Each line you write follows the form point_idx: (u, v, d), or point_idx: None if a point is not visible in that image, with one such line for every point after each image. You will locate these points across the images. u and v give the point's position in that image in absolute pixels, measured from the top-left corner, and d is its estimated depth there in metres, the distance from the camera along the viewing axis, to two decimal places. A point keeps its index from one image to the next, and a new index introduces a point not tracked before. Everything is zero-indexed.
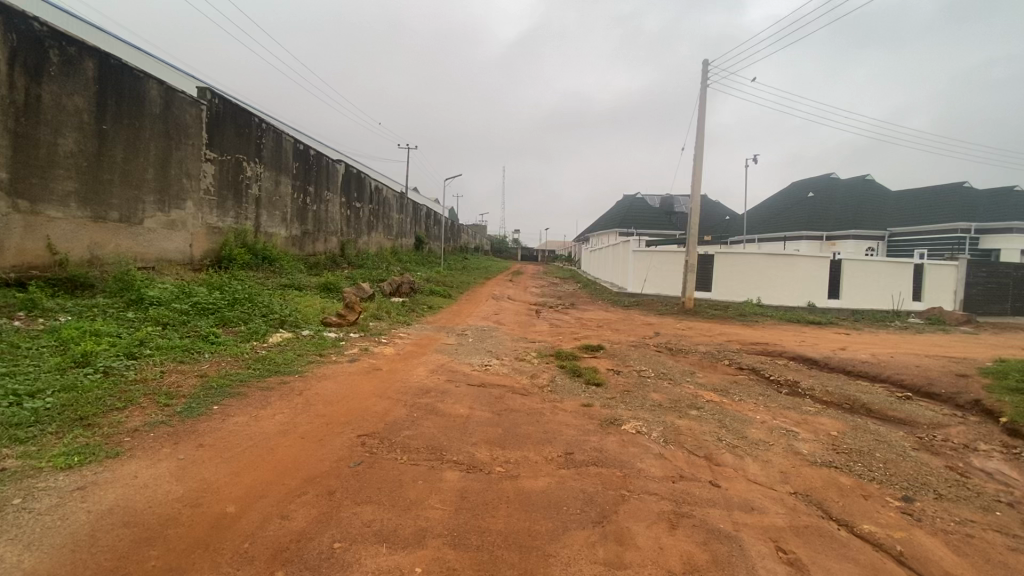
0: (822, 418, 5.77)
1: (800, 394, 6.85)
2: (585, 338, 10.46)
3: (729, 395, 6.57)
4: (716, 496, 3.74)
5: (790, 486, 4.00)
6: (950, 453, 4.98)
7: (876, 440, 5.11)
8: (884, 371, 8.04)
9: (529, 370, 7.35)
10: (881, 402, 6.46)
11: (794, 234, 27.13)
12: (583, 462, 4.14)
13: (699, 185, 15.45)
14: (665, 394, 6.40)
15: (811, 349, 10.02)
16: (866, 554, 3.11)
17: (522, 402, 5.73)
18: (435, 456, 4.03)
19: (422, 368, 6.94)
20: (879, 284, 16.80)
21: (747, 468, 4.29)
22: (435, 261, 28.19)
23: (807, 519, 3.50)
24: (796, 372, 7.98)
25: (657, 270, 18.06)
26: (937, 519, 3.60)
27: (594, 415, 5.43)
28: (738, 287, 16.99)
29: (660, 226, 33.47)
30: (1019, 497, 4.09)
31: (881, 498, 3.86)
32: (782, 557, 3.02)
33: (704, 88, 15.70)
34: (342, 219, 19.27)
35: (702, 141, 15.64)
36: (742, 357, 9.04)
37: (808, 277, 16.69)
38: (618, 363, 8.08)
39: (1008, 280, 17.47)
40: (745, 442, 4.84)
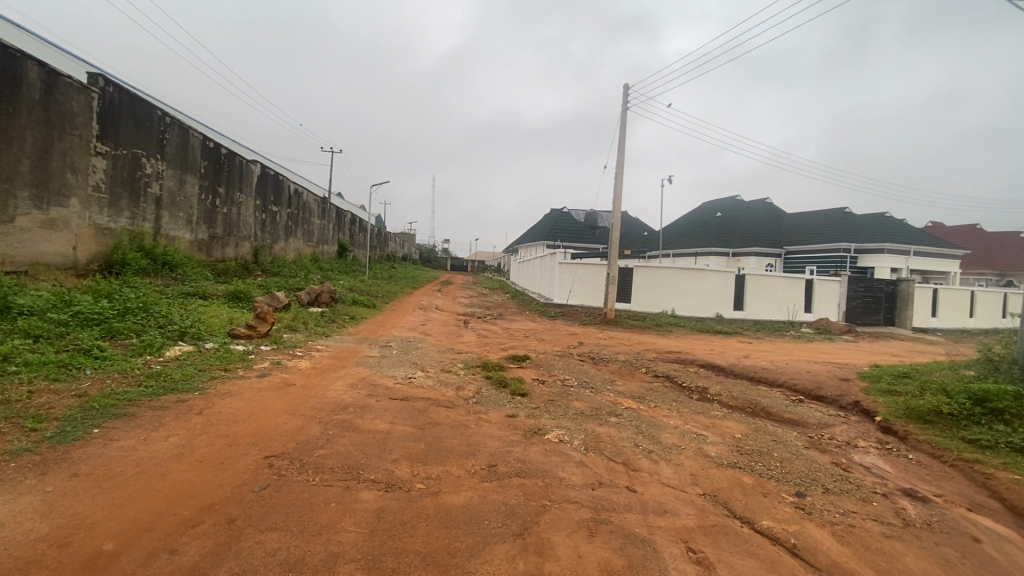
0: (728, 421, 6.19)
1: (709, 400, 7.31)
2: (511, 348, 10.52)
3: (646, 402, 6.87)
4: (633, 501, 3.87)
5: (699, 488, 4.22)
6: (835, 450, 5.52)
7: (774, 440, 5.55)
8: (781, 377, 8.80)
9: (454, 381, 7.26)
10: (778, 405, 7.05)
11: (704, 250, 29.17)
12: (506, 474, 4.13)
13: (620, 201, 16.22)
14: (587, 402, 6.56)
15: (719, 357, 10.78)
16: (764, 549, 3.34)
17: (446, 415, 5.62)
18: (351, 475, 3.84)
19: (341, 383, 6.61)
20: (777, 297, 18.47)
21: (661, 472, 4.49)
22: (359, 270, 27.21)
23: (714, 518, 3.71)
24: (706, 379, 8.50)
25: (581, 282, 18.62)
26: (825, 511, 3.96)
27: (518, 426, 5.45)
28: (655, 299, 17.92)
29: (585, 240, 34.65)
30: (891, 488, 4.61)
31: (778, 495, 4.18)
32: (691, 557, 3.17)
33: (625, 109, 16.58)
34: (256, 223, 18.07)
35: (622, 159, 16.46)
36: (658, 365, 9.51)
37: (716, 290, 18.00)
38: (543, 373, 8.19)
39: (882, 294, 19.89)
40: (660, 447, 5.06)
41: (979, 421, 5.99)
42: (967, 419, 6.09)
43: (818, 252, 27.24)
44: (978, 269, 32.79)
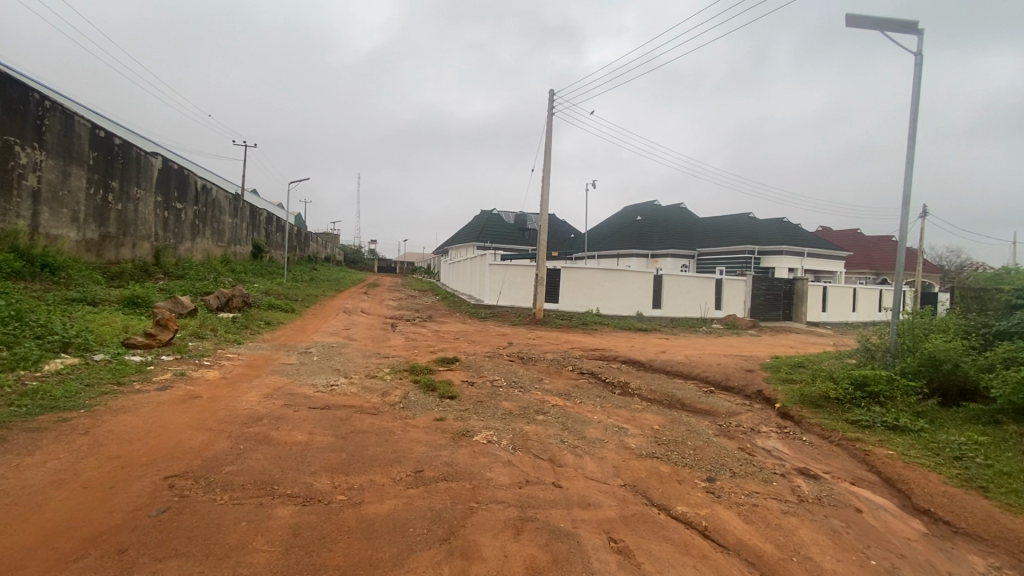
0: (647, 414, 6.52)
1: (630, 394, 7.64)
2: (440, 351, 10.40)
3: (572, 399, 7.06)
4: (558, 496, 3.95)
5: (620, 479, 4.40)
6: (741, 436, 5.99)
7: (688, 430, 5.91)
8: (695, 370, 9.41)
9: (380, 387, 7.05)
10: (692, 397, 7.52)
11: (626, 252, 30.53)
12: (432, 478, 4.07)
13: (546, 203, 16.58)
14: (515, 402, 6.63)
15: (639, 353, 11.32)
16: (679, 533, 3.54)
17: (370, 422, 5.44)
18: (265, 491, 3.60)
19: (254, 393, 6.19)
20: (691, 296, 19.75)
21: (585, 466, 4.63)
22: (278, 272, 25.69)
23: (634, 507, 3.88)
24: (628, 374, 8.89)
25: (510, 283, 18.80)
26: (732, 493, 4.28)
27: (446, 429, 5.39)
28: (581, 298, 18.48)
29: (514, 241, 35.03)
30: (788, 468, 5.07)
31: (691, 481, 4.46)
32: (613, 547, 3.30)
33: (551, 114, 17.00)
34: (158, 221, 16.51)
35: (549, 163, 16.86)
36: (584, 362, 9.81)
37: (637, 289, 18.91)
38: (472, 374, 8.17)
39: (781, 292, 21.87)
40: (584, 442, 5.22)
41: (859, 404, 6.75)
42: (850, 402, 6.84)
43: (727, 254, 29.45)
44: (859, 270, 37.03)
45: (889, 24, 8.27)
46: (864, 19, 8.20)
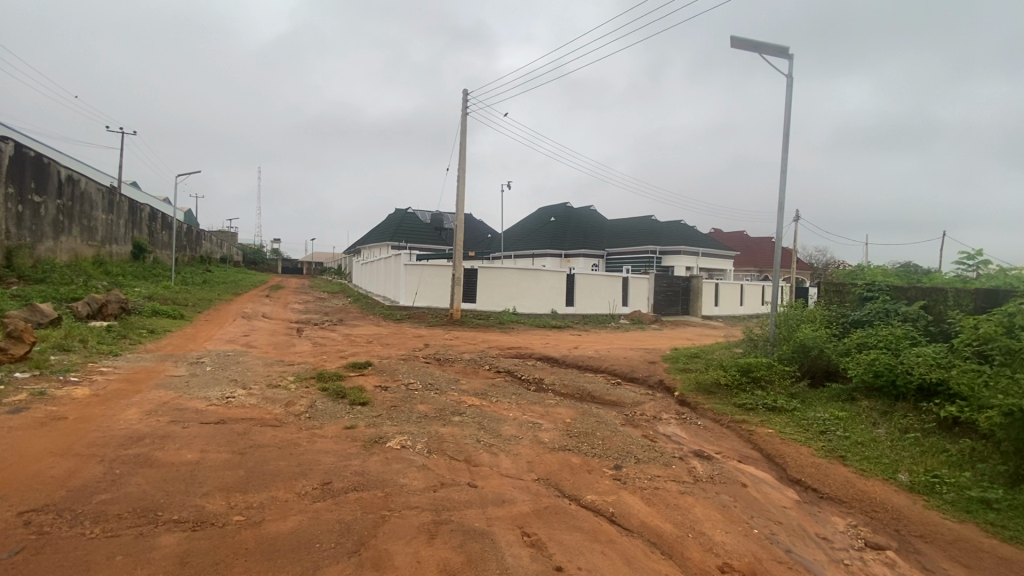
0: (560, 408, 6.74)
1: (544, 390, 7.85)
2: (352, 355, 9.98)
3: (487, 398, 7.11)
4: (473, 496, 3.97)
5: (534, 474, 4.51)
6: (645, 424, 6.40)
7: (598, 421, 6.19)
8: (604, 363, 9.89)
9: (283, 396, 6.60)
10: (602, 389, 7.89)
11: (541, 251, 31.34)
12: (341, 489, 3.90)
13: (461, 202, 16.54)
14: (430, 404, 6.53)
15: (553, 349, 11.69)
16: (588, 521, 3.71)
17: (272, 435, 5.09)
18: (146, 519, 3.24)
19: (134, 410, 5.54)
20: (601, 293, 20.73)
21: (500, 464, 4.68)
22: (164, 274, 23.18)
23: (547, 500, 4.00)
24: (542, 371, 9.11)
25: (425, 283, 18.51)
26: (636, 479, 4.55)
27: (357, 437, 5.18)
28: (497, 298, 18.65)
29: (430, 240, 34.57)
30: (686, 451, 5.50)
31: (600, 470, 4.68)
32: (526, 541, 3.37)
33: (464, 114, 17.00)
34: (8, 215, 14.22)
35: (463, 163, 16.84)
36: (499, 361, 9.91)
37: (551, 288, 19.49)
38: (385, 378, 7.93)
39: (680, 289, 23.66)
40: (499, 440, 5.28)
41: (744, 388, 7.48)
42: (737, 386, 7.54)
43: (633, 253, 31.27)
44: (745, 268, 41.05)
45: (765, 48, 9.24)
46: (746, 42, 9.08)
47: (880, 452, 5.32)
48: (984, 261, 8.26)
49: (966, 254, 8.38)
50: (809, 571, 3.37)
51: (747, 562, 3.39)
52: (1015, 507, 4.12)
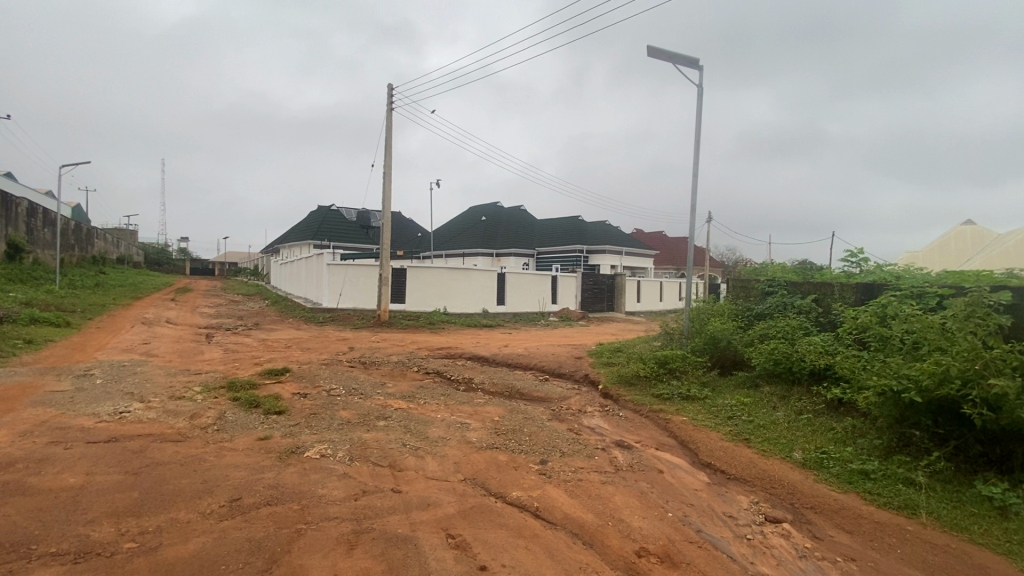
0: (488, 407, 6.75)
1: (473, 390, 7.84)
2: (269, 362, 9.40)
3: (415, 400, 6.97)
4: (397, 502, 3.87)
5: (460, 475, 4.48)
6: (571, 418, 6.58)
7: (525, 418, 6.27)
8: (532, 360, 10.05)
9: (188, 409, 6.07)
10: (530, 386, 8.01)
11: (471, 250, 31.27)
12: (252, 505, 3.65)
13: (387, 200, 16.09)
14: (353, 410, 6.29)
15: (483, 348, 11.70)
16: (513, 518, 3.74)
17: (174, 452, 4.67)
18: (15, 555, 2.85)
19: (4, 432, 4.86)
20: (530, 292, 21.05)
21: (426, 467, 4.61)
22: (45, 277, 20.60)
23: (473, 500, 3.99)
24: (472, 370, 9.08)
25: (351, 284, 17.83)
26: (561, 472, 4.67)
27: (272, 448, 4.89)
28: (427, 298, 18.34)
29: (355, 239, 33.36)
30: (608, 442, 5.71)
31: (526, 466, 4.74)
32: (450, 543, 3.35)
33: (389, 109, 16.55)
34: None
35: (389, 159, 16.41)
36: (428, 362, 9.76)
37: (481, 287, 19.49)
38: (305, 385, 7.54)
39: (605, 286, 24.58)
40: (426, 442, 5.20)
41: (661, 378, 7.90)
42: (655, 377, 7.95)
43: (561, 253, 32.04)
44: (665, 266, 43.40)
45: (678, 59, 9.81)
46: (661, 52, 9.59)
47: (778, 433, 5.83)
48: (864, 258, 9.28)
49: (848, 253, 9.33)
50: (717, 548, 3.61)
51: (662, 544, 3.57)
52: (887, 476, 4.67)
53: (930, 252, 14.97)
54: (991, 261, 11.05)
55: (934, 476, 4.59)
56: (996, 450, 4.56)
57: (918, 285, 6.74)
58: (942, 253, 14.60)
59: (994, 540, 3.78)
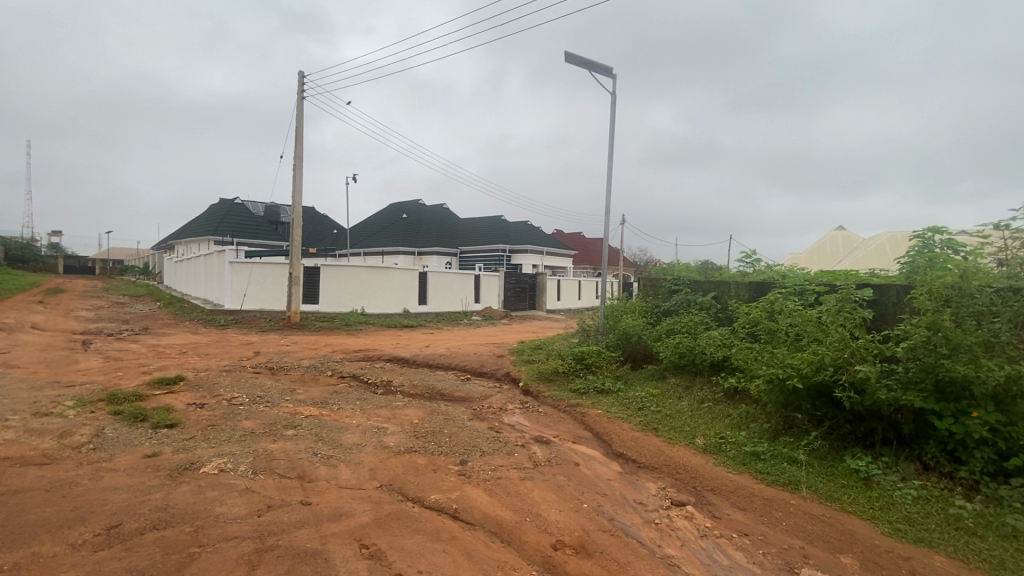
0: (407, 409, 6.58)
1: (392, 393, 7.61)
2: (159, 370, 8.50)
3: (328, 406, 6.64)
4: (306, 515, 3.65)
5: (375, 482, 4.32)
6: (492, 417, 6.60)
7: (445, 419, 6.19)
8: (453, 360, 9.95)
9: (56, 427, 5.32)
10: (451, 386, 7.93)
11: (391, 249, 30.40)
12: (135, 531, 3.27)
13: (299, 193, 15.18)
14: (258, 419, 5.86)
15: (403, 349, 11.41)
16: (431, 522, 3.67)
17: (37, 476, 4.07)
18: None
19: None
20: (452, 291, 20.87)
21: (339, 476, 4.39)
22: None
23: (389, 506, 3.86)
24: (390, 373, 8.80)
25: (258, 283, 16.61)
26: (480, 471, 4.66)
27: (161, 466, 4.42)
28: (343, 298, 17.54)
29: (264, 235, 31.19)
30: (528, 438, 5.79)
31: (446, 468, 4.68)
32: (364, 553, 3.21)
33: (300, 97, 15.64)
34: None
35: (300, 151, 15.50)
36: (344, 365, 9.33)
37: (402, 286, 19.00)
38: (202, 394, 6.91)
39: (527, 285, 24.98)
40: (339, 450, 4.96)
41: (578, 373, 8.18)
42: (572, 373, 8.21)
43: (484, 252, 32.12)
44: (583, 266, 45.01)
45: (593, 66, 10.18)
46: (577, 58, 9.89)
47: (683, 421, 6.24)
48: (757, 259, 10.20)
49: (744, 254, 10.20)
50: (628, 535, 3.79)
51: (577, 536, 3.68)
52: (775, 456, 5.18)
53: (811, 255, 16.82)
54: (859, 262, 12.62)
55: (812, 454, 5.14)
56: (861, 427, 5.20)
57: (799, 282, 7.49)
58: (820, 256, 16.47)
59: (860, 507, 4.31)
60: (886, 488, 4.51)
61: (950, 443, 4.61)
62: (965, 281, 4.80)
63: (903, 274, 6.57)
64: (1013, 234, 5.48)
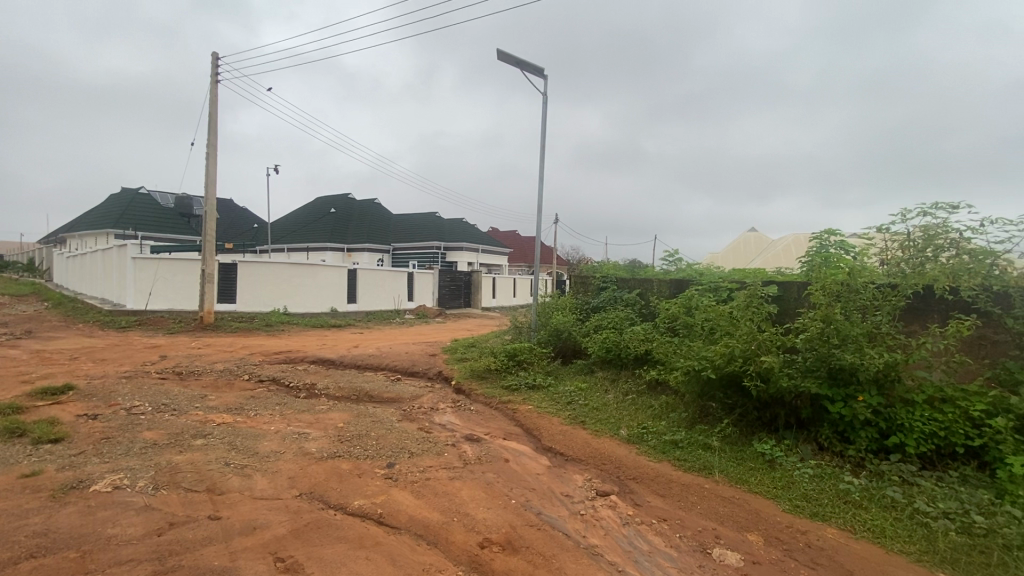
0: (331, 413, 6.30)
1: (316, 396, 7.26)
2: (44, 379, 7.57)
3: (243, 412, 6.21)
4: (214, 530, 3.40)
5: (295, 490, 4.10)
6: (422, 417, 6.48)
7: (372, 421, 6.00)
8: (382, 360, 9.66)
9: None
10: (380, 387, 7.70)
11: (318, 245, 29.07)
12: (5, 563, 2.89)
13: (212, 184, 14.10)
14: (162, 430, 5.37)
15: (329, 350, 10.93)
16: (354, 529, 3.54)
17: None
18: None
19: None
20: (384, 289, 20.30)
21: (254, 486, 4.12)
22: None
23: (309, 515, 3.68)
24: (315, 375, 8.40)
25: (166, 281, 15.27)
26: (408, 473, 4.55)
27: (43, 486, 3.93)
28: (264, 297, 16.51)
29: (174, 229, 28.73)
30: (458, 437, 5.73)
31: (371, 472, 4.53)
32: (279, 567, 3.04)
33: (214, 80, 14.51)
34: None
35: (214, 139, 14.39)
36: (263, 369, 8.78)
37: (329, 285, 18.20)
38: (96, 404, 6.23)
39: (462, 283, 24.81)
40: (255, 459, 4.66)
41: (510, 370, 8.23)
42: (504, 369, 8.24)
43: (417, 249, 31.53)
44: (518, 264, 45.43)
45: (526, 66, 10.27)
46: (509, 57, 9.93)
47: (609, 414, 6.44)
48: (679, 258, 10.77)
49: (667, 253, 10.71)
50: (554, 528, 3.85)
51: (504, 533, 3.69)
52: (691, 443, 5.48)
53: (727, 255, 18.03)
54: (767, 261, 13.72)
55: (724, 440, 5.50)
56: (766, 413, 5.62)
57: (715, 280, 7.98)
58: (736, 256, 17.70)
59: (765, 487, 4.67)
60: (788, 468, 4.92)
61: (841, 425, 5.10)
62: (852, 278, 5.31)
63: (803, 272, 7.17)
64: (891, 236, 6.16)
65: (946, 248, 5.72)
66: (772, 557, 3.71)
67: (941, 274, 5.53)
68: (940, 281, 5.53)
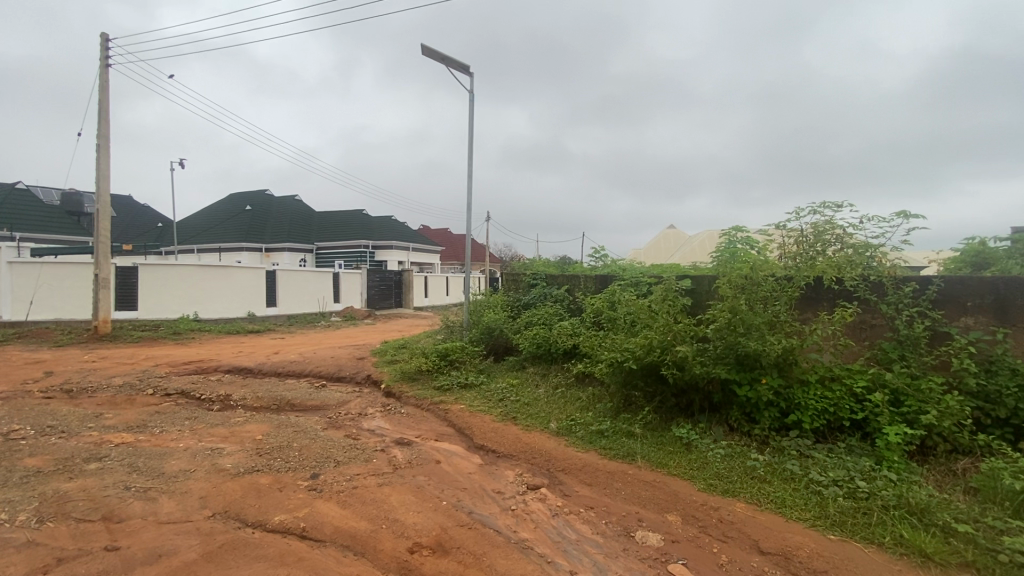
0: (248, 425, 5.93)
1: (231, 408, 6.80)
2: None
3: (147, 430, 5.69)
4: (112, 562, 3.10)
5: (207, 511, 3.82)
6: (348, 423, 6.26)
7: (294, 431, 5.71)
8: (305, 367, 9.22)
9: None
10: (303, 394, 7.36)
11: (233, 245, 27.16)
12: None
13: (104, 179, 12.73)
14: (47, 455, 4.78)
15: (247, 358, 10.27)
16: (274, 546, 3.37)
17: None
18: None
19: None
20: (307, 291, 19.37)
21: (159, 510, 3.80)
22: None
23: (223, 536, 3.45)
24: (230, 385, 7.85)
25: (51, 288, 13.63)
26: (333, 484, 4.38)
27: None
28: (170, 303, 15.19)
29: (60, 229, 25.68)
30: (387, 442, 5.61)
31: (294, 484, 4.33)
32: None
33: (103, 63, 13.10)
34: None
35: (105, 128, 13.01)
36: (170, 381, 8.08)
37: (245, 288, 17.09)
38: None
39: (392, 283, 24.20)
40: (160, 480, 4.28)
41: (442, 370, 8.17)
42: (436, 370, 8.16)
43: (344, 248, 30.35)
44: (450, 262, 44.99)
45: (451, 62, 10.18)
46: (434, 53, 9.80)
47: (540, 408, 6.57)
48: (605, 254, 11.15)
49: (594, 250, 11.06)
50: (484, 526, 3.88)
51: (434, 535, 3.66)
52: (617, 432, 5.72)
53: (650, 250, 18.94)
54: (685, 256, 14.55)
55: (646, 427, 5.81)
56: (683, 400, 6.00)
57: (636, 275, 8.37)
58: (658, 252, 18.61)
59: (683, 469, 4.98)
60: (702, 449, 5.27)
61: (747, 407, 5.54)
62: (754, 273, 5.81)
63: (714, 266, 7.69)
64: (788, 232, 6.78)
65: (833, 243, 6.42)
66: (689, 535, 3.97)
67: (828, 267, 6.16)
68: (827, 272, 6.20)
